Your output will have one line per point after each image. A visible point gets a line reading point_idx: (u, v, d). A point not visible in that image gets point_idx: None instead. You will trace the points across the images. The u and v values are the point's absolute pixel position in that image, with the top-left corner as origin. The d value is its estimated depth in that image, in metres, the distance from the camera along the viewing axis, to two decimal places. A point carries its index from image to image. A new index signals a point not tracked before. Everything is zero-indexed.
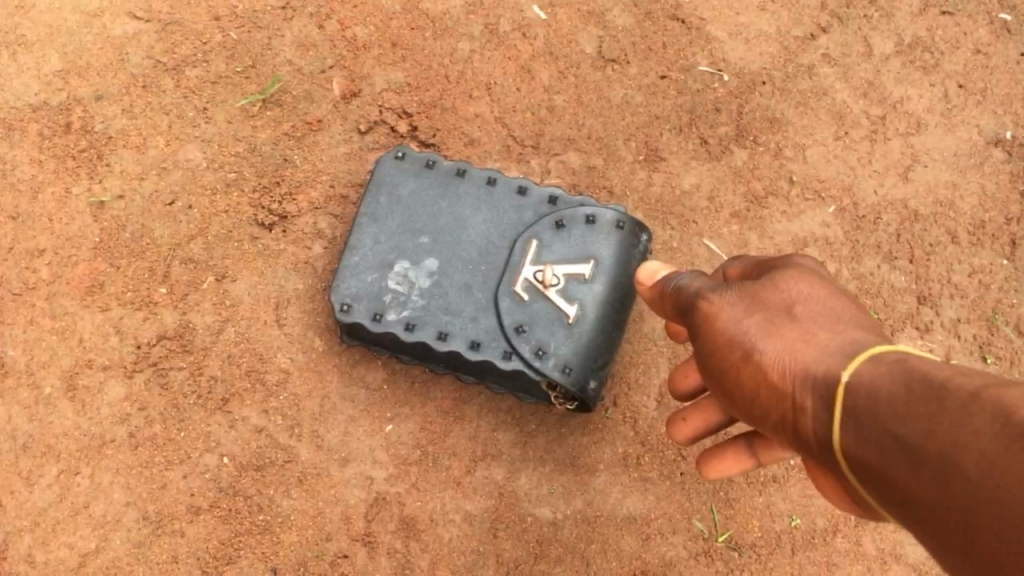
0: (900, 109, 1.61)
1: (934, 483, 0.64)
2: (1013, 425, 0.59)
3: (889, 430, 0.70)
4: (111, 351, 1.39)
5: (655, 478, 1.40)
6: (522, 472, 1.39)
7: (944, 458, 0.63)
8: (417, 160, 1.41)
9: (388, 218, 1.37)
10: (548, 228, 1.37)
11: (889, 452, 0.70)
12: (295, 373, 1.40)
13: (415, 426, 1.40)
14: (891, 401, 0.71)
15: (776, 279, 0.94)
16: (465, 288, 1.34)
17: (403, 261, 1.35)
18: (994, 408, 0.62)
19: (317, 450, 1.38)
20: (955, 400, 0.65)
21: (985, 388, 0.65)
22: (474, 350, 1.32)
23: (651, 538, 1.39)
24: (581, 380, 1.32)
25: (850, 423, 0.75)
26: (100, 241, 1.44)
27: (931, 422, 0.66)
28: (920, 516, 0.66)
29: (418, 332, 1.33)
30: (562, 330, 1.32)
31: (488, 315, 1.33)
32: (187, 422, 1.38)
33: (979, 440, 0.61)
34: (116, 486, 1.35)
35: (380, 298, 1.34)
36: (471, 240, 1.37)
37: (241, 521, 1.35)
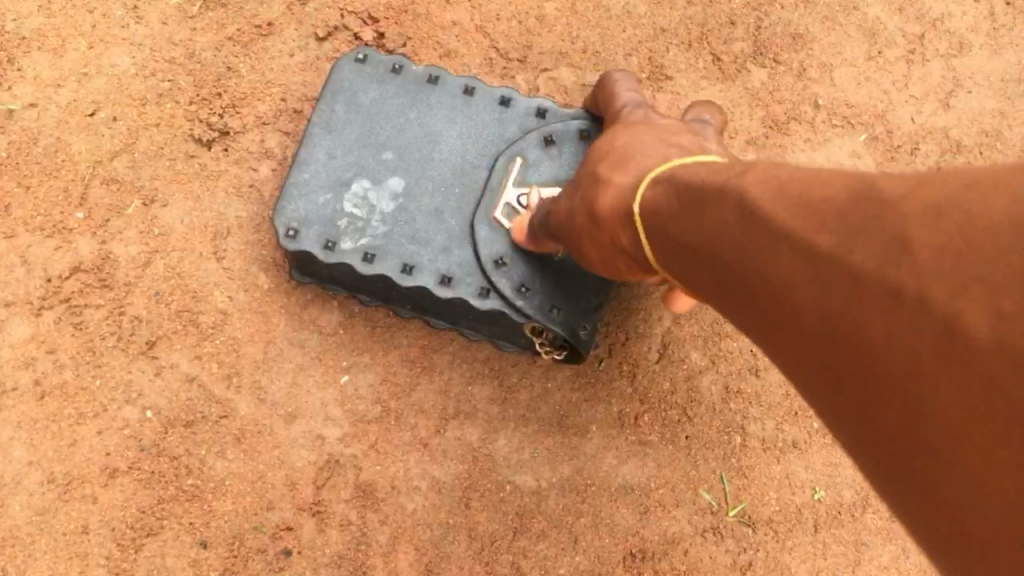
0: (941, 28, 1.41)
1: (716, 273, 0.70)
2: (746, 208, 0.65)
3: (684, 245, 0.76)
4: (16, 285, 1.18)
5: (656, 442, 1.20)
6: (500, 433, 1.19)
7: (719, 255, 0.69)
8: (382, 63, 1.19)
9: (345, 129, 1.15)
10: (534, 143, 1.16)
11: (686, 261, 0.77)
12: (234, 314, 1.19)
13: (375, 378, 1.19)
14: (678, 217, 0.77)
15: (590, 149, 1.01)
16: (436, 212, 1.14)
17: (363, 180, 1.14)
18: (736, 196, 0.67)
19: (259, 404, 1.17)
20: (712, 198, 0.71)
21: (730, 180, 0.71)
22: (445, 286, 1.12)
23: (650, 511, 1.18)
24: (574, 325, 1.12)
25: (661, 246, 0.82)
26: (7, 157, 1.22)
27: (701, 225, 0.72)
28: (720, 302, 0.72)
29: (379, 263, 1.11)
30: (550, 263, 1.13)
31: (463, 245, 1.13)
32: (105, 368, 1.16)
33: (730, 229, 0.67)
34: (17, 443, 1.14)
35: (332, 221, 1.12)
36: (444, 159, 1.16)
37: (166, 485, 1.14)
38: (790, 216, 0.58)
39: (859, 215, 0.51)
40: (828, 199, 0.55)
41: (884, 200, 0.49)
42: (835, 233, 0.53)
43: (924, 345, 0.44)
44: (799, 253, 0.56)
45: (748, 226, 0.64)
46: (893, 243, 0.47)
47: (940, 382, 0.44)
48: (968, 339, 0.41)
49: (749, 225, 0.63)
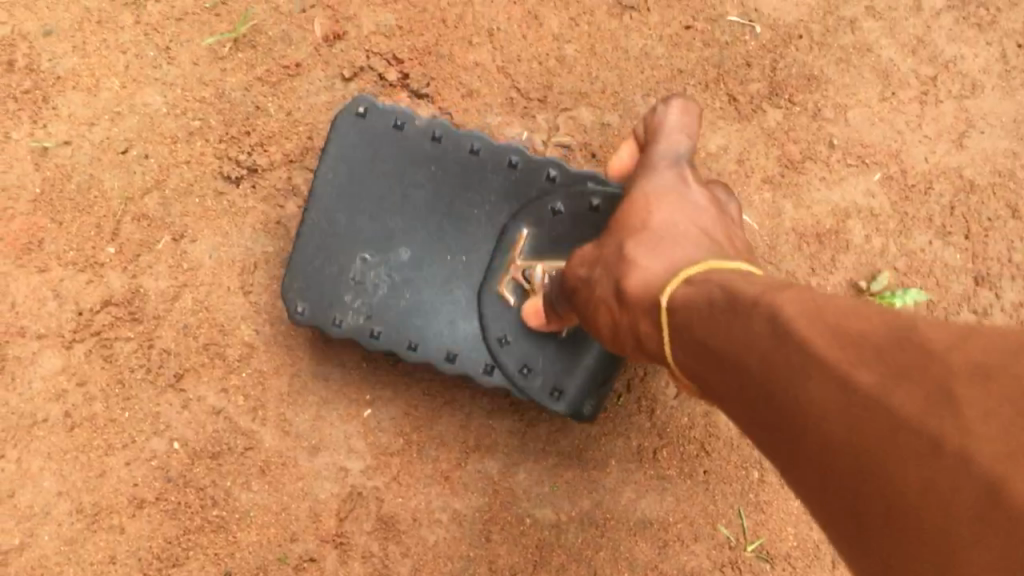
0: (955, 69, 1.43)
1: (732, 380, 0.70)
2: (778, 322, 0.64)
3: (701, 346, 0.74)
4: (49, 318, 1.21)
5: (674, 477, 1.21)
6: (520, 467, 1.20)
7: (745, 368, 0.67)
8: (387, 119, 1.17)
9: (349, 195, 1.17)
10: (543, 213, 1.16)
11: (698, 360, 0.75)
12: (260, 348, 1.21)
13: (398, 412, 1.21)
14: (700, 315, 0.74)
15: (620, 226, 0.99)
16: (442, 287, 1.17)
17: (368, 251, 1.16)
18: (764, 308, 0.67)
19: (283, 437, 1.19)
20: (738, 303, 0.70)
21: (758, 290, 0.70)
22: (450, 362, 1.17)
23: (668, 545, 1.21)
24: (575, 402, 1.16)
25: (677, 339, 0.78)
26: (41, 193, 1.25)
27: (729, 332, 0.69)
28: (731, 408, 0.72)
29: (385, 340, 1.17)
30: (552, 339, 1.15)
31: (468, 321, 1.17)
32: (133, 400, 1.19)
33: (756, 338, 0.66)
34: (47, 474, 1.17)
35: (338, 294, 1.17)
36: (450, 228, 1.17)
37: (192, 516, 1.17)
38: (825, 342, 0.59)
39: (903, 359, 0.54)
40: (869, 334, 0.57)
41: (932, 354, 0.53)
42: (879, 373, 0.54)
43: (966, 499, 0.48)
44: (836, 382, 0.57)
45: (778, 340, 0.63)
46: (943, 398, 0.51)
47: (970, 542, 0.47)
48: (1011, 505, 0.45)
49: (780, 340, 0.63)
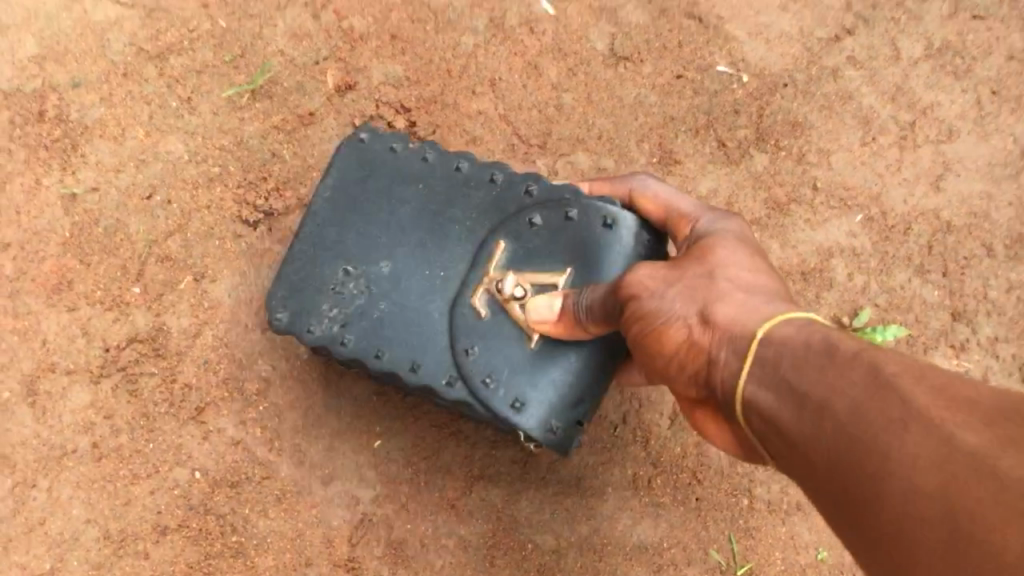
0: (931, 116, 1.52)
1: (816, 423, 0.73)
2: (881, 378, 0.69)
3: (781, 382, 0.79)
4: (77, 354, 1.28)
5: (668, 504, 1.28)
6: (522, 495, 1.27)
7: (836, 415, 0.71)
8: (381, 141, 1.19)
9: (336, 210, 1.17)
10: (523, 223, 1.14)
11: (779, 400, 0.78)
12: (276, 382, 1.29)
13: (407, 442, 1.28)
14: (792, 353, 0.79)
15: (701, 249, 0.97)
16: (417, 298, 1.14)
17: (347, 262, 1.15)
18: (868, 364, 0.72)
19: (299, 466, 1.26)
20: (839, 353, 0.75)
21: (862, 347, 0.75)
22: (414, 374, 1.12)
23: (663, 570, 1.27)
24: (545, 422, 1.09)
25: (754, 370, 0.82)
26: (71, 236, 1.33)
27: (826, 380, 0.74)
28: (800, 454, 0.75)
29: (354, 348, 1.13)
30: (522, 354, 1.10)
31: (439, 333, 1.12)
32: (157, 432, 1.26)
33: (854, 388, 0.71)
34: (76, 502, 1.24)
35: (315, 304, 1.14)
36: (430, 239, 1.15)
37: (212, 542, 1.24)
38: (928, 400, 0.65)
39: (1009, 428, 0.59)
40: (976, 401, 0.63)
41: None
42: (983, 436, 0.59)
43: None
44: (932, 434, 0.62)
45: (879, 394, 0.68)
46: None
47: None
48: None
49: (881, 394, 0.68)
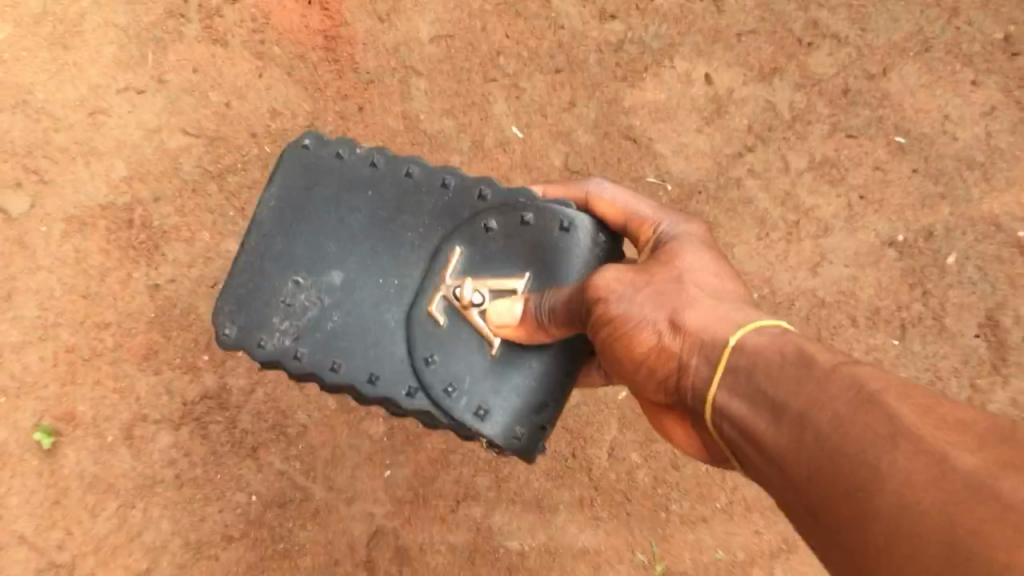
0: (811, 216, 1.99)
1: (796, 431, 0.85)
2: (862, 393, 0.81)
3: (764, 392, 0.91)
4: (162, 407, 1.71)
5: (605, 516, 1.72)
6: (496, 511, 1.70)
7: (818, 423, 0.83)
8: (328, 151, 1.37)
9: (288, 224, 1.34)
10: (477, 231, 1.32)
11: (764, 409, 0.91)
12: (311, 427, 1.70)
13: (409, 471, 1.70)
14: (770, 366, 0.92)
15: (667, 260, 1.16)
16: (371, 308, 1.31)
17: (301, 274, 1.32)
18: (850, 379, 0.84)
19: (329, 490, 1.69)
20: (819, 370, 0.87)
21: (842, 364, 0.87)
22: (372, 385, 1.29)
23: (601, 566, 1.71)
24: (507, 429, 1.27)
25: (731, 378, 0.97)
26: (155, 316, 1.76)
27: (808, 393, 0.86)
28: (780, 459, 0.87)
29: (310, 360, 1.30)
30: (483, 361, 1.29)
31: (396, 343, 1.30)
32: (223, 465, 1.69)
33: (835, 401, 0.83)
34: (164, 518, 1.68)
35: (266, 316, 1.32)
36: (381, 249, 1.33)
37: (265, 547, 1.67)
38: (908, 413, 0.76)
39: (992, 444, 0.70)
40: (962, 420, 0.74)
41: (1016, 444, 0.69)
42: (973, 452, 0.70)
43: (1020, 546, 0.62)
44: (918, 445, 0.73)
45: (859, 407, 0.80)
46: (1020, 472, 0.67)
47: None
48: None
49: (862, 407, 0.80)
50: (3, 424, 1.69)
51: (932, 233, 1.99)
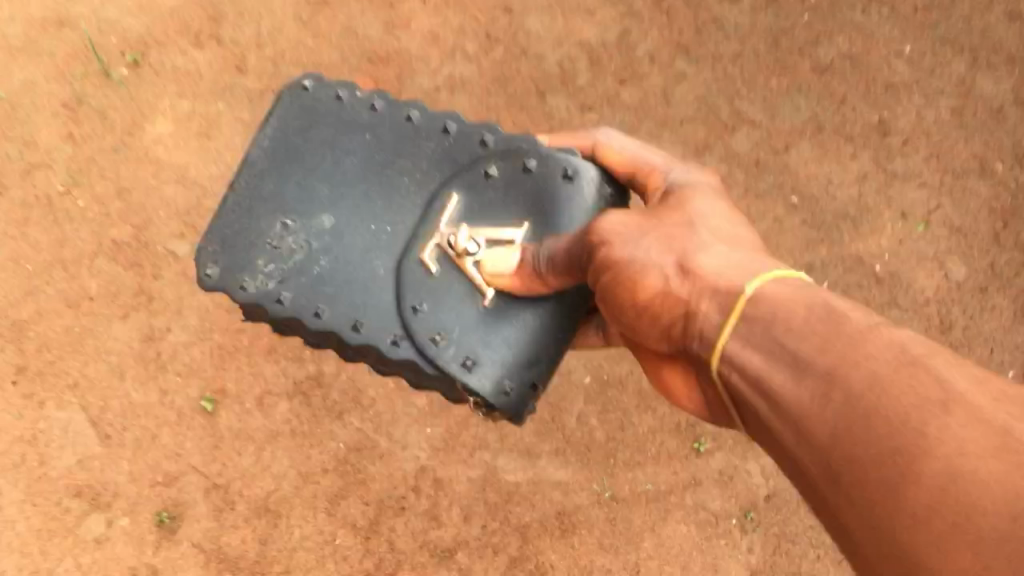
0: None
1: (832, 378, 1.12)
2: (899, 353, 1.08)
3: (800, 346, 1.18)
4: (281, 384, 2.55)
5: (573, 460, 2.55)
6: (500, 455, 2.54)
7: (853, 374, 1.10)
8: (328, 96, 1.76)
9: (284, 170, 1.71)
10: (475, 178, 1.69)
11: (797, 358, 1.18)
12: (379, 399, 2.55)
13: (442, 428, 2.54)
14: (804, 324, 1.19)
15: (675, 212, 1.51)
16: (360, 256, 1.68)
17: (291, 218, 1.69)
18: (887, 341, 1.10)
19: (390, 440, 2.53)
20: (854, 333, 1.14)
21: (876, 330, 1.13)
22: (356, 332, 1.64)
23: (570, 493, 2.54)
24: (497, 379, 1.62)
25: (752, 327, 1.26)
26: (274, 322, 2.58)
27: (847, 350, 1.12)
28: (811, 401, 1.14)
29: (298, 307, 1.64)
30: (476, 311, 1.65)
31: (386, 295, 1.66)
32: (322, 422, 2.53)
33: (872, 358, 1.09)
34: (284, 456, 2.52)
35: (251, 254, 1.67)
36: (372, 200, 1.70)
37: (349, 477, 2.52)
38: (948, 375, 1.03)
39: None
40: (999, 390, 1.00)
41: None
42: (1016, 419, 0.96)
43: None
44: (968, 407, 0.98)
45: (895, 367, 1.06)
46: None
47: None
48: None
49: (897, 367, 1.06)
50: (180, 394, 2.55)
51: (811, 267, 2.81)
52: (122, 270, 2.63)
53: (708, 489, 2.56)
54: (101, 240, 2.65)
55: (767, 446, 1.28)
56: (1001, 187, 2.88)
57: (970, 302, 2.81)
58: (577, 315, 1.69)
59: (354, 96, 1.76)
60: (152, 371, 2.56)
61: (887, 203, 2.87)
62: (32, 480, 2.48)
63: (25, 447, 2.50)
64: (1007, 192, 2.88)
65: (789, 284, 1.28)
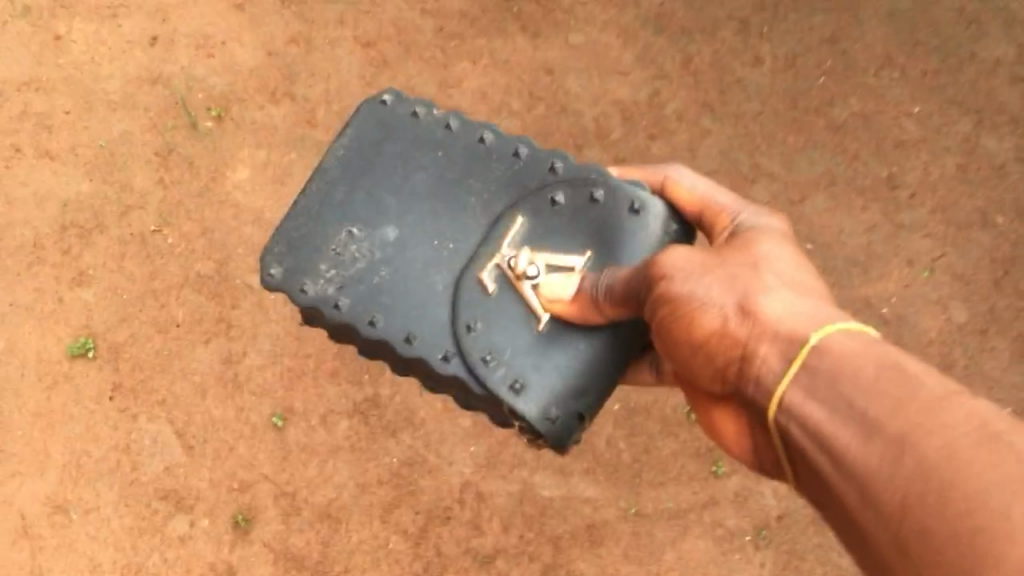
0: None
1: (900, 434, 1.22)
2: (977, 425, 1.18)
3: (867, 400, 1.29)
4: (343, 405, 2.87)
5: (601, 478, 2.83)
6: (537, 473, 2.83)
7: (921, 434, 1.21)
8: (405, 115, 2.03)
9: (355, 181, 1.99)
10: (542, 205, 1.92)
11: (866, 412, 1.28)
12: (429, 420, 2.85)
13: (485, 448, 2.84)
14: (873, 380, 1.30)
15: (743, 259, 1.61)
16: (421, 269, 1.93)
17: (359, 227, 1.96)
18: (963, 411, 1.20)
19: (438, 457, 2.83)
20: (928, 396, 1.24)
21: (951, 397, 1.23)
22: (408, 344, 1.88)
23: (599, 508, 2.82)
24: (542, 401, 1.82)
25: (817, 377, 1.37)
26: (337, 349, 2.90)
27: (915, 411, 1.23)
28: (886, 457, 1.23)
29: (355, 313, 1.91)
30: (530, 335, 1.86)
31: (441, 310, 1.90)
32: (378, 439, 2.84)
33: (946, 424, 1.20)
34: (344, 469, 2.83)
35: (316, 257, 1.96)
36: (438, 216, 1.96)
37: (401, 489, 2.82)
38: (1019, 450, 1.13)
39: None
40: None
41: None
42: None
43: None
44: None
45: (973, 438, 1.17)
46: None
47: None
48: None
49: (974, 438, 1.17)
50: (254, 411, 2.87)
51: None
52: (205, 300, 2.96)
53: (724, 508, 2.83)
54: (187, 274, 2.98)
55: (813, 483, 1.39)
56: (1003, 238, 3.12)
57: (970, 343, 3.05)
58: (630, 351, 1.86)
59: (430, 116, 2.03)
60: (230, 391, 2.89)
61: (895, 250, 3.11)
62: (126, 484, 2.84)
63: (120, 454, 2.86)
64: (1008, 244, 3.12)
65: (856, 338, 1.39)
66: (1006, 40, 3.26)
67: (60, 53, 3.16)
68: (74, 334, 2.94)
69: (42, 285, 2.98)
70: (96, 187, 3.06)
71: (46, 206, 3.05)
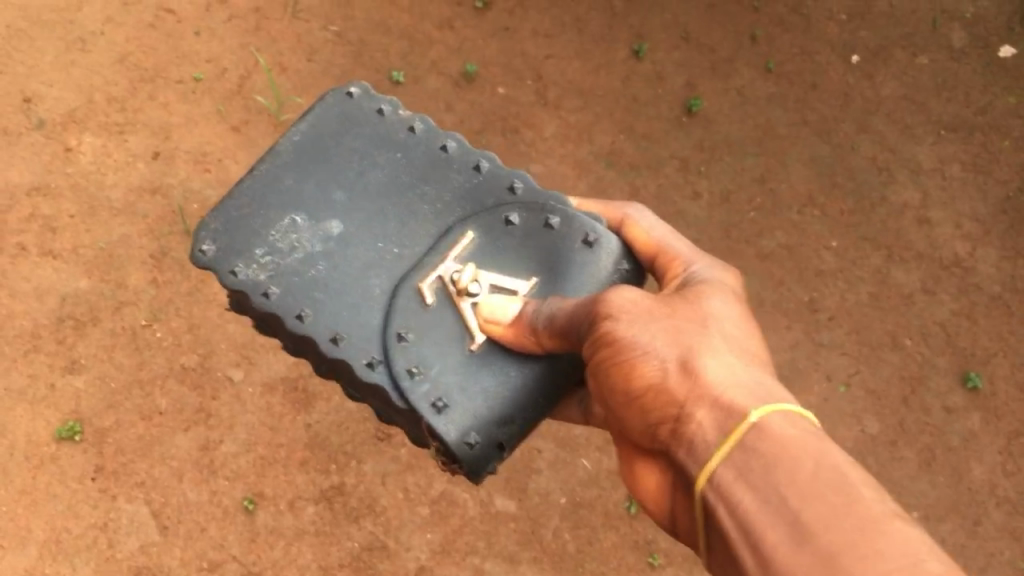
0: None
1: (830, 537, 1.37)
2: (906, 552, 1.33)
3: (801, 495, 1.43)
4: (311, 491, 3.12)
5: (546, 567, 3.11)
6: (488, 560, 3.09)
7: (851, 546, 1.35)
8: (372, 113, 2.16)
9: (307, 171, 2.08)
10: (496, 223, 2.06)
11: (800, 505, 1.43)
12: (390, 508, 3.12)
13: (440, 535, 3.11)
14: (813, 477, 1.45)
15: (690, 326, 1.79)
16: (361, 270, 2.02)
17: (303, 217, 2.05)
18: (895, 536, 1.35)
19: (396, 542, 3.09)
20: (864, 510, 1.38)
21: (886, 520, 1.37)
22: (334, 345, 1.96)
23: None
24: (461, 418, 1.91)
25: (756, 457, 1.51)
26: (308, 440, 3.17)
27: (848, 521, 1.38)
28: (809, 554, 1.37)
29: (285, 304, 1.98)
30: (461, 353, 1.97)
31: (374, 315, 1.99)
32: (341, 524, 3.09)
33: (875, 542, 1.34)
34: (308, 552, 3.06)
35: (252, 239, 2.02)
36: (387, 222, 2.07)
37: (360, 572, 3.05)
38: None
39: None
40: None
41: None
42: None
43: None
44: None
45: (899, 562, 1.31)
46: None
47: None
48: None
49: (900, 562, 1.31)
50: (228, 494, 3.10)
51: None
52: (188, 391, 3.20)
53: None
54: (172, 365, 3.23)
55: (724, 554, 1.55)
56: (909, 359, 3.51)
57: (881, 453, 3.38)
58: (554, 381, 1.99)
59: (395, 117, 2.16)
60: (206, 475, 3.12)
61: (815, 366, 3.47)
62: (102, 560, 3.01)
63: (98, 532, 3.03)
64: (915, 363, 3.50)
65: (800, 429, 1.55)
66: (912, 186, 3.73)
67: (69, 163, 3.40)
68: (63, 418, 3.13)
69: (36, 371, 3.17)
70: (93, 284, 3.28)
71: (45, 298, 3.24)
